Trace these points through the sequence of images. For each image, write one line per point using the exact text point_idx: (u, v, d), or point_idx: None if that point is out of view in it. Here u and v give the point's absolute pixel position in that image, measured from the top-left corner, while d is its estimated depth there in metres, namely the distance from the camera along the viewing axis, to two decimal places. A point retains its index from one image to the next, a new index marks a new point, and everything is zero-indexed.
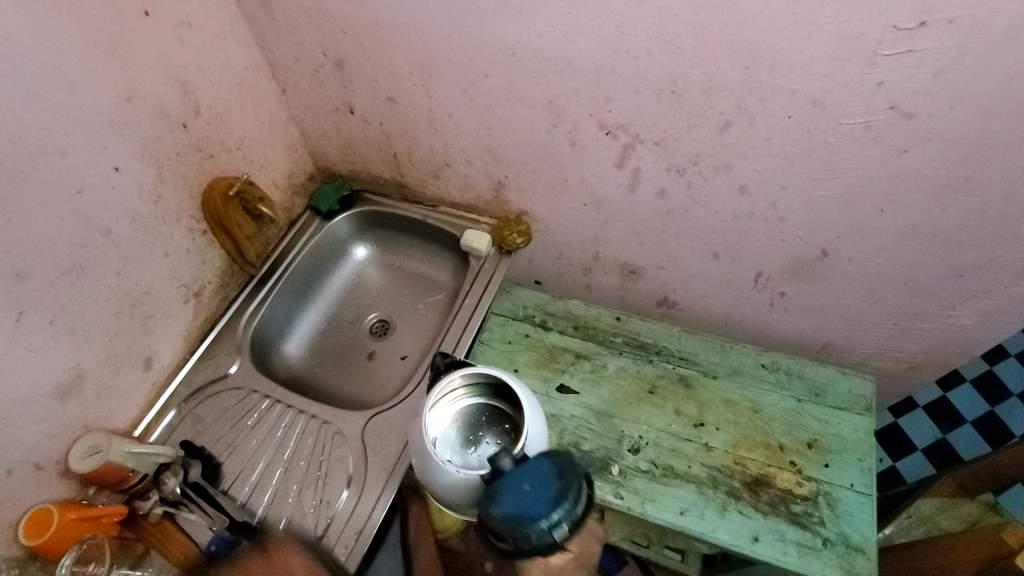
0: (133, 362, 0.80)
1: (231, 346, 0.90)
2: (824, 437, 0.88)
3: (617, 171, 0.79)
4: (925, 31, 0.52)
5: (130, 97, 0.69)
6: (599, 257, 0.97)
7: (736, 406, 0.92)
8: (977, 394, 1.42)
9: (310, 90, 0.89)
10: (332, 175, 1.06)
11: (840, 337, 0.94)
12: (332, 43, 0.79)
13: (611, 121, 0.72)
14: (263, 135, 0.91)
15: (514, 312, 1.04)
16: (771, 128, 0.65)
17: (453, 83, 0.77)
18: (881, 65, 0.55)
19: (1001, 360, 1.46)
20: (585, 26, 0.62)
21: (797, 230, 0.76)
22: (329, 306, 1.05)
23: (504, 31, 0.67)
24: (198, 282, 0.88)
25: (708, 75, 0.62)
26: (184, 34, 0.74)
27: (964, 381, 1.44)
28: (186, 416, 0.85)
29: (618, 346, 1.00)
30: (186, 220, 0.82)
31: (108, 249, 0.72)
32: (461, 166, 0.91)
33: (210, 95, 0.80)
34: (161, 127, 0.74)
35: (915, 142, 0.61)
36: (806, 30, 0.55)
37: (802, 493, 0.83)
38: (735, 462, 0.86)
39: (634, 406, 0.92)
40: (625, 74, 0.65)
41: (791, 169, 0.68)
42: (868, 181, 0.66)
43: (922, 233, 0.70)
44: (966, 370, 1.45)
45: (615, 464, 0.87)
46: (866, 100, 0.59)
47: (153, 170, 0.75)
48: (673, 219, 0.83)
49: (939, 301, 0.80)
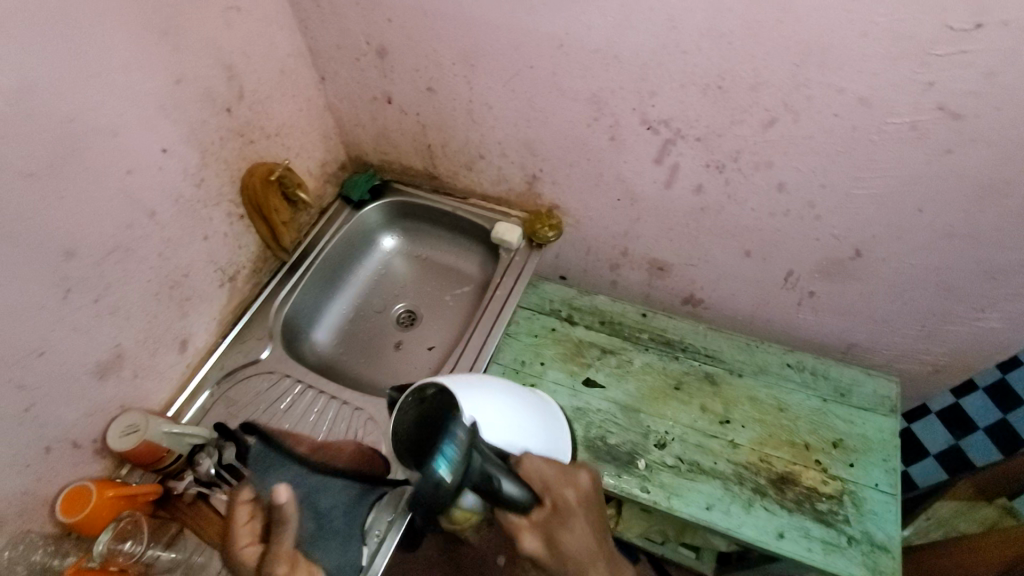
0: (169, 344, 0.81)
1: (262, 332, 0.91)
2: (849, 437, 0.89)
3: (655, 166, 0.79)
4: (980, 33, 0.53)
5: (179, 78, 0.69)
6: (628, 253, 0.98)
7: (762, 404, 0.92)
8: (990, 401, 1.43)
9: (349, 79, 0.89)
10: (363, 165, 1.07)
11: (867, 338, 0.94)
12: (376, 32, 0.79)
13: (652, 116, 0.73)
14: (300, 123, 0.91)
15: (541, 306, 1.05)
16: (817, 126, 0.65)
17: (496, 75, 0.77)
18: (933, 64, 0.56)
19: (1015, 367, 1.46)
20: (636, 19, 0.63)
21: (833, 230, 0.77)
22: (357, 295, 1.05)
23: (552, 23, 0.67)
24: (233, 267, 0.88)
25: (757, 71, 0.62)
26: (232, 19, 0.74)
27: (977, 389, 1.44)
28: (219, 399, 0.85)
29: (644, 342, 1.00)
30: (225, 204, 0.82)
31: (151, 231, 0.72)
32: (496, 159, 0.92)
33: (254, 81, 0.80)
34: (206, 110, 0.74)
35: (960, 143, 0.61)
36: (860, 28, 0.56)
37: (828, 492, 0.84)
38: (760, 459, 0.87)
39: (660, 401, 0.93)
40: (673, 69, 0.66)
41: (832, 168, 0.69)
42: (908, 182, 0.67)
43: (958, 234, 0.71)
44: (980, 377, 1.45)
45: (641, 459, 0.88)
46: (914, 99, 0.59)
47: (197, 153, 0.75)
48: (707, 216, 0.83)
49: (970, 304, 0.81)
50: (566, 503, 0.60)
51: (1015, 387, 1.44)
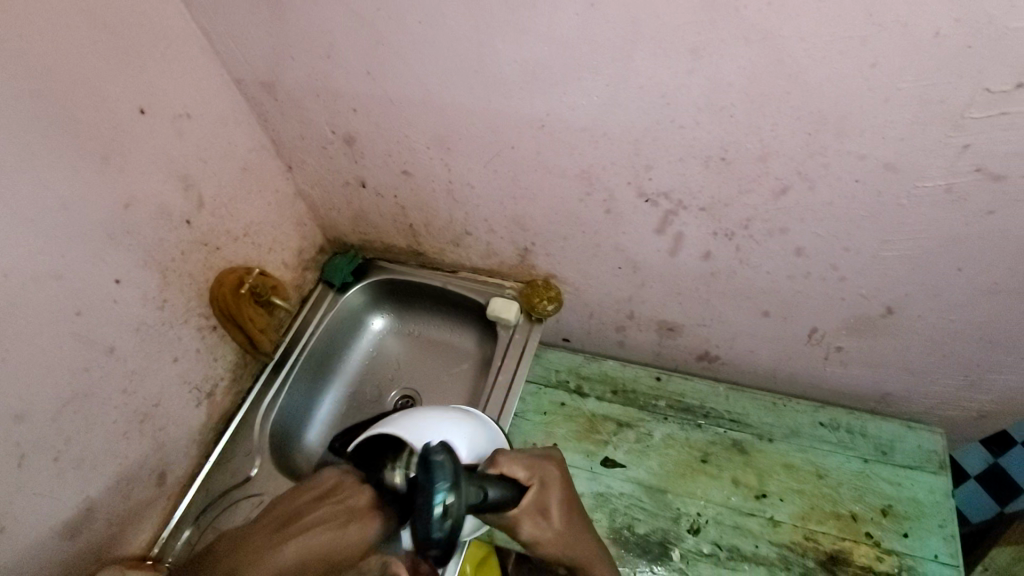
0: (146, 480, 0.73)
1: (248, 447, 0.84)
2: (898, 503, 0.81)
3: (657, 236, 0.73)
4: (1021, 93, 0.45)
5: (129, 203, 0.63)
6: (634, 316, 0.91)
7: (799, 471, 0.84)
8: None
9: (317, 166, 0.83)
10: (343, 245, 1.00)
11: (903, 388, 0.85)
12: (341, 121, 0.73)
13: (650, 189, 0.66)
14: (270, 217, 0.85)
15: (547, 378, 0.98)
16: (837, 193, 0.58)
17: (476, 157, 0.71)
18: (969, 127, 0.48)
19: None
20: (625, 97, 0.56)
21: (861, 289, 0.69)
22: (348, 386, 0.98)
23: (530, 105, 0.61)
24: (210, 382, 0.81)
25: (765, 142, 0.56)
26: (184, 127, 0.68)
27: (1016, 443, 1.42)
28: (206, 531, 0.78)
29: (662, 410, 0.93)
30: (195, 319, 0.75)
31: (112, 367, 0.65)
32: (483, 235, 0.86)
33: (214, 186, 0.74)
34: (163, 228, 0.68)
35: (1003, 203, 0.53)
36: (881, 95, 0.48)
37: (883, 570, 0.76)
38: (806, 538, 0.79)
39: (687, 478, 0.86)
40: (670, 143, 0.59)
41: (856, 232, 0.62)
42: (946, 242, 0.59)
43: (1003, 290, 0.63)
44: (1016, 429, 1.42)
45: (674, 549, 0.80)
46: (948, 162, 0.51)
47: (157, 274, 0.68)
48: (718, 279, 0.77)
49: (1017, 353, 0.72)
50: (535, 520, 0.68)
51: None
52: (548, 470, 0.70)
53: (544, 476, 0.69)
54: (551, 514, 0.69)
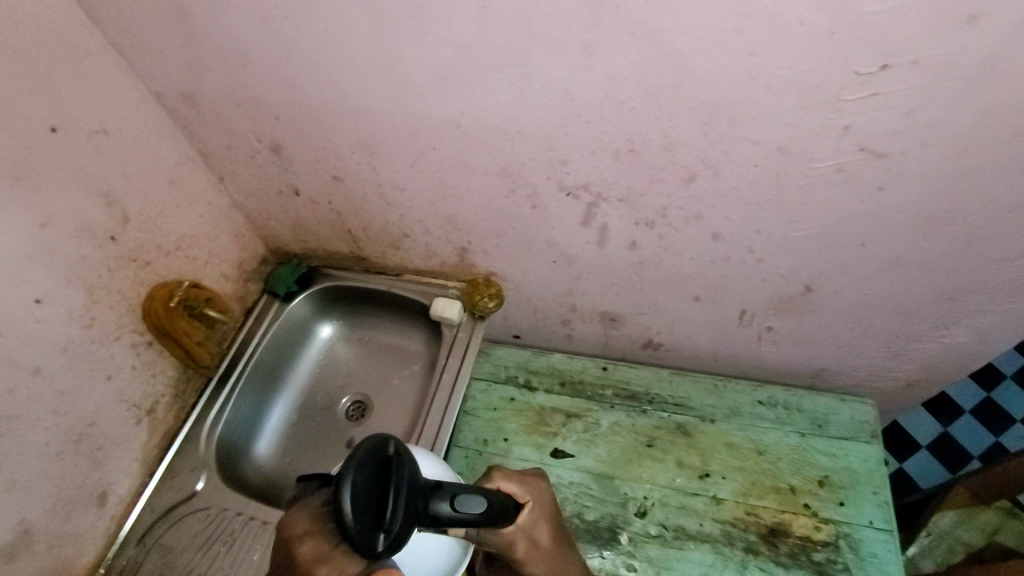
0: (86, 501, 0.72)
1: (195, 461, 0.83)
2: (835, 473, 0.83)
3: (584, 228, 0.75)
4: (889, 74, 0.47)
5: (45, 221, 0.62)
6: (576, 308, 0.93)
7: (739, 449, 0.87)
8: (979, 424, 1.41)
9: (249, 176, 0.83)
10: (286, 255, 1.00)
11: (835, 363, 0.88)
12: (265, 130, 0.74)
13: (569, 182, 0.68)
14: (204, 230, 0.85)
15: (496, 374, 1.00)
16: (739, 178, 0.61)
17: (400, 160, 0.72)
18: (848, 109, 0.51)
19: (999, 382, 1.45)
20: (530, 95, 0.58)
21: (778, 269, 0.72)
22: (298, 394, 0.98)
23: (443, 106, 0.62)
24: (150, 398, 0.80)
25: (666, 132, 0.58)
26: (102, 143, 0.67)
27: (965, 413, 1.42)
28: (152, 548, 0.76)
29: (609, 399, 0.95)
30: (128, 335, 0.75)
31: (40, 389, 0.64)
32: (421, 236, 0.87)
33: (138, 201, 0.73)
34: (85, 245, 0.67)
35: (890, 180, 0.56)
36: (763, 82, 0.50)
37: (822, 539, 0.78)
38: (748, 513, 0.81)
39: (634, 463, 0.87)
40: (579, 137, 0.61)
41: (764, 215, 0.64)
42: (846, 220, 0.62)
43: (908, 262, 0.66)
44: (964, 400, 1.44)
45: (623, 533, 0.81)
46: (835, 144, 0.54)
47: (83, 293, 0.68)
48: (647, 267, 0.79)
49: (930, 324, 0.75)
50: (527, 543, 0.64)
51: (1003, 407, 1.42)
52: (541, 490, 0.68)
53: (541, 495, 0.67)
54: (541, 539, 0.65)
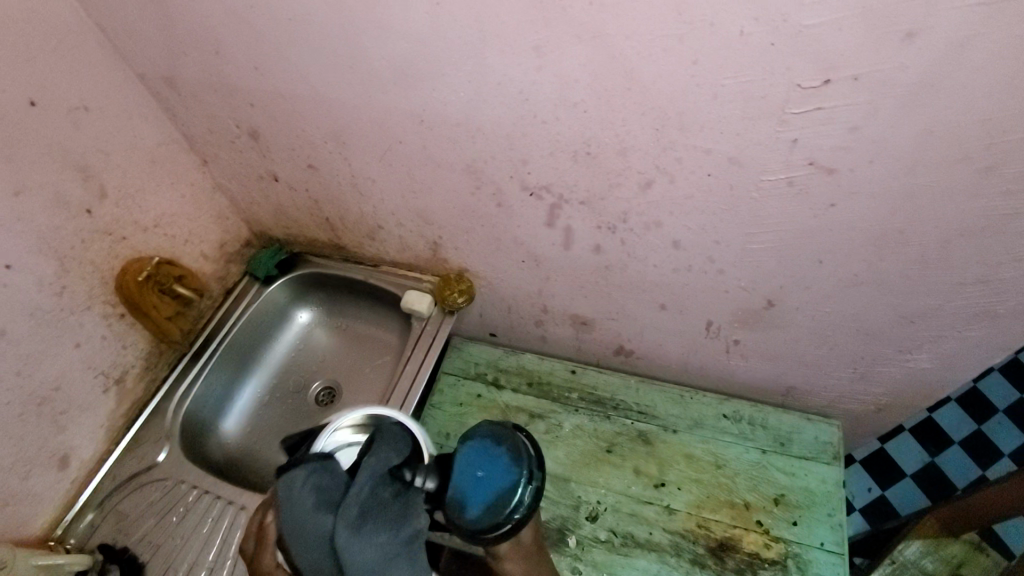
0: (46, 463, 0.74)
1: (159, 433, 0.85)
2: (791, 492, 0.83)
3: (549, 229, 0.75)
4: (831, 89, 0.48)
5: (19, 190, 0.65)
6: (548, 310, 0.92)
7: (698, 461, 0.86)
8: (967, 457, 1.36)
9: (231, 160, 0.85)
10: (268, 240, 1.02)
11: (803, 381, 0.87)
12: (243, 115, 0.76)
13: (532, 182, 0.68)
14: (185, 209, 0.87)
15: (466, 370, 0.99)
16: (693, 186, 0.61)
17: (370, 151, 0.73)
18: (792, 122, 0.51)
19: (990, 417, 1.41)
20: (488, 93, 0.59)
21: (738, 281, 0.72)
22: (271, 376, 1.00)
23: (407, 101, 0.64)
24: (120, 368, 0.83)
25: (620, 136, 0.58)
26: (82, 119, 0.70)
27: (952, 444, 1.38)
28: (109, 513, 0.79)
29: (574, 402, 0.95)
30: (99, 306, 0.77)
31: (5, 351, 0.67)
32: (394, 228, 0.88)
33: (117, 176, 0.76)
34: (60, 216, 0.70)
35: (841, 197, 0.56)
36: (709, 91, 0.51)
37: (770, 557, 0.78)
38: (698, 525, 0.81)
39: (592, 468, 0.87)
40: (538, 137, 0.62)
41: (721, 225, 0.64)
42: (801, 234, 0.62)
43: (866, 282, 0.65)
44: (953, 432, 1.40)
45: (572, 535, 0.81)
46: (784, 156, 0.54)
47: (54, 261, 0.70)
48: (613, 273, 0.78)
49: (895, 346, 0.74)
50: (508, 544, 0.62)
51: (992, 441, 1.38)
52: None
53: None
54: (524, 538, 0.64)
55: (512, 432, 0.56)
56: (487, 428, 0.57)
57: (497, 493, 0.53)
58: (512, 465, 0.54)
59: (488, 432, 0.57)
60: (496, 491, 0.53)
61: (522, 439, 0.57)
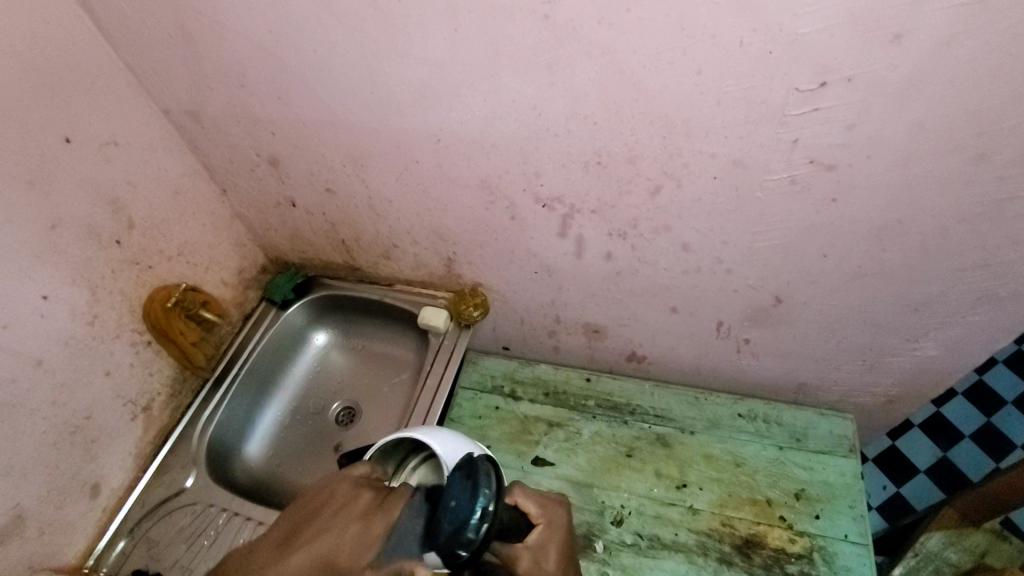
0: (79, 491, 0.75)
1: (186, 459, 0.86)
2: (811, 486, 0.84)
3: (561, 239, 0.77)
4: (827, 90, 0.51)
5: (55, 224, 0.68)
6: (561, 320, 0.95)
7: (717, 461, 0.88)
8: (979, 450, 1.38)
9: (250, 188, 0.89)
10: (284, 265, 1.04)
11: (815, 377, 0.89)
12: (263, 144, 0.79)
13: (545, 195, 0.71)
14: (205, 238, 0.90)
15: (483, 384, 1.01)
16: (700, 189, 0.64)
17: (388, 172, 0.76)
18: (792, 123, 0.54)
19: (999, 409, 1.42)
20: (502, 110, 0.62)
21: (747, 280, 0.74)
22: (291, 399, 1.01)
23: (424, 123, 0.67)
24: (146, 396, 0.84)
25: (629, 145, 0.61)
26: (111, 154, 0.73)
27: (963, 438, 1.40)
28: (140, 541, 0.79)
29: (591, 410, 0.96)
30: (128, 334, 0.79)
31: (41, 380, 0.69)
32: (409, 247, 0.90)
33: (143, 208, 0.79)
34: (92, 247, 0.72)
35: (842, 191, 0.59)
36: (713, 98, 0.54)
37: (796, 552, 0.79)
38: (723, 524, 0.82)
39: (614, 473, 0.88)
40: (550, 150, 0.65)
41: (728, 225, 0.67)
42: (805, 230, 0.65)
43: (869, 273, 0.68)
44: (964, 425, 1.41)
45: (598, 541, 0.82)
46: (786, 156, 0.57)
47: (86, 291, 0.73)
48: (624, 279, 0.81)
49: (901, 335, 0.77)
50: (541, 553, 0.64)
51: (1003, 432, 1.39)
52: (562, 516, 0.67)
53: (555, 516, 0.67)
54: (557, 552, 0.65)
55: (477, 464, 0.57)
56: (464, 462, 0.59)
57: (458, 524, 0.54)
58: (471, 495, 0.55)
59: (462, 465, 0.59)
60: (456, 522, 0.54)
61: (486, 472, 0.57)
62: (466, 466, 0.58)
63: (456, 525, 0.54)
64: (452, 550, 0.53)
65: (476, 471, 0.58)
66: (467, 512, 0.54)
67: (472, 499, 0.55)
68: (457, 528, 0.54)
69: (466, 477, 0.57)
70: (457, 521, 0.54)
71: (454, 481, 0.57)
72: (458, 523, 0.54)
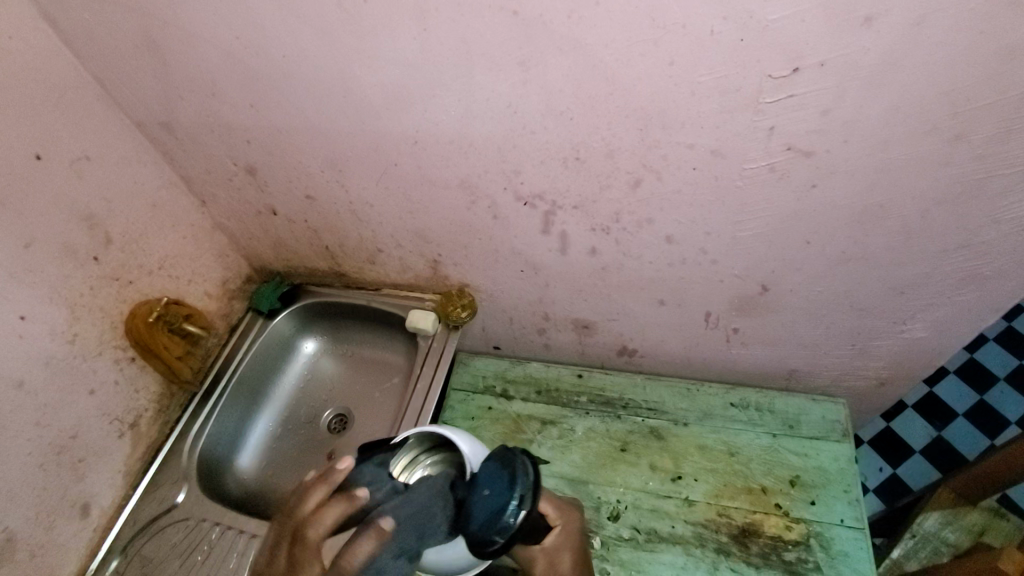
0: (68, 512, 0.74)
1: (177, 474, 0.85)
2: (806, 472, 0.84)
3: (545, 236, 0.77)
4: (801, 76, 0.51)
5: (28, 242, 0.67)
6: (549, 317, 0.94)
7: (711, 451, 0.88)
8: (973, 427, 1.39)
9: (229, 198, 0.88)
10: (269, 273, 1.03)
11: (805, 363, 0.89)
12: (240, 152, 0.78)
13: (525, 193, 0.71)
14: (187, 250, 0.89)
15: (474, 385, 1.01)
16: (679, 180, 0.63)
17: (367, 176, 0.76)
18: (767, 111, 0.54)
19: (991, 386, 1.43)
20: (477, 109, 0.62)
21: (732, 270, 0.74)
22: (282, 409, 1.01)
23: (399, 125, 0.67)
24: (133, 412, 0.83)
25: (606, 139, 0.61)
26: (84, 169, 0.72)
27: (957, 416, 1.40)
28: (132, 559, 0.78)
29: (584, 406, 0.96)
30: (111, 351, 0.78)
31: (22, 402, 0.68)
32: (394, 250, 0.90)
33: (121, 223, 0.78)
34: (69, 265, 0.71)
35: (821, 177, 0.59)
36: (687, 89, 0.54)
37: (793, 538, 0.79)
38: (719, 514, 0.82)
39: (609, 468, 0.88)
40: (527, 148, 0.64)
41: (710, 215, 0.67)
42: (787, 218, 0.64)
43: (853, 258, 0.68)
44: (957, 404, 1.42)
45: (596, 537, 0.82)
46: (763, 144, 0.57)
47: (66, 310, 0.72)
48: (610, 273, 0.80)
49: (888, 318, 0.77)
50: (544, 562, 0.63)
51: (995, 408, 1.40)
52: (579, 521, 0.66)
53: (572, 521, 0.66)
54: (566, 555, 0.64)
55: (516, 454, 0.59)
56: (501, 454, 0.60)
57: (493, 513, 0.55)
58: (508, 486, 0.56)
59: (498, 456, 0.60)
60: (492, 510, 0.56)
61: (525, 462, 0.58)
62: (504, 457, 0.59)
63: (493, 513, 0.55)
64: (486, 539, 0.54)
65: (514, 462, 0.58)
66: (505, 502, 0.55)
67: (509, 490, 0.56)
68: (493, 516, 0.55)
69: (502, 467, 0.58)
70: (493, 509, 0.55)
71: (490, 470, 0.58)
72: (495, 513, 0.55)
